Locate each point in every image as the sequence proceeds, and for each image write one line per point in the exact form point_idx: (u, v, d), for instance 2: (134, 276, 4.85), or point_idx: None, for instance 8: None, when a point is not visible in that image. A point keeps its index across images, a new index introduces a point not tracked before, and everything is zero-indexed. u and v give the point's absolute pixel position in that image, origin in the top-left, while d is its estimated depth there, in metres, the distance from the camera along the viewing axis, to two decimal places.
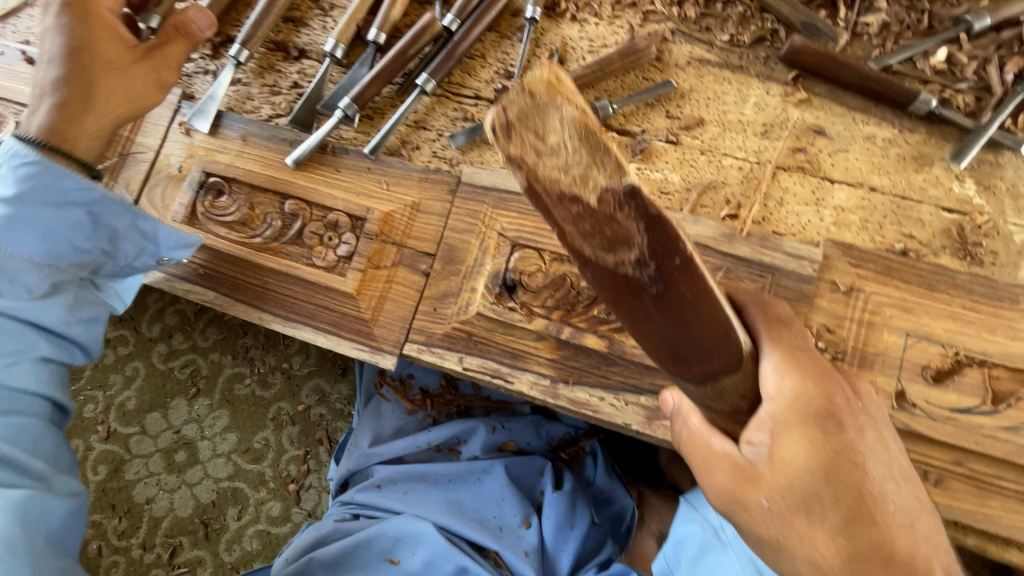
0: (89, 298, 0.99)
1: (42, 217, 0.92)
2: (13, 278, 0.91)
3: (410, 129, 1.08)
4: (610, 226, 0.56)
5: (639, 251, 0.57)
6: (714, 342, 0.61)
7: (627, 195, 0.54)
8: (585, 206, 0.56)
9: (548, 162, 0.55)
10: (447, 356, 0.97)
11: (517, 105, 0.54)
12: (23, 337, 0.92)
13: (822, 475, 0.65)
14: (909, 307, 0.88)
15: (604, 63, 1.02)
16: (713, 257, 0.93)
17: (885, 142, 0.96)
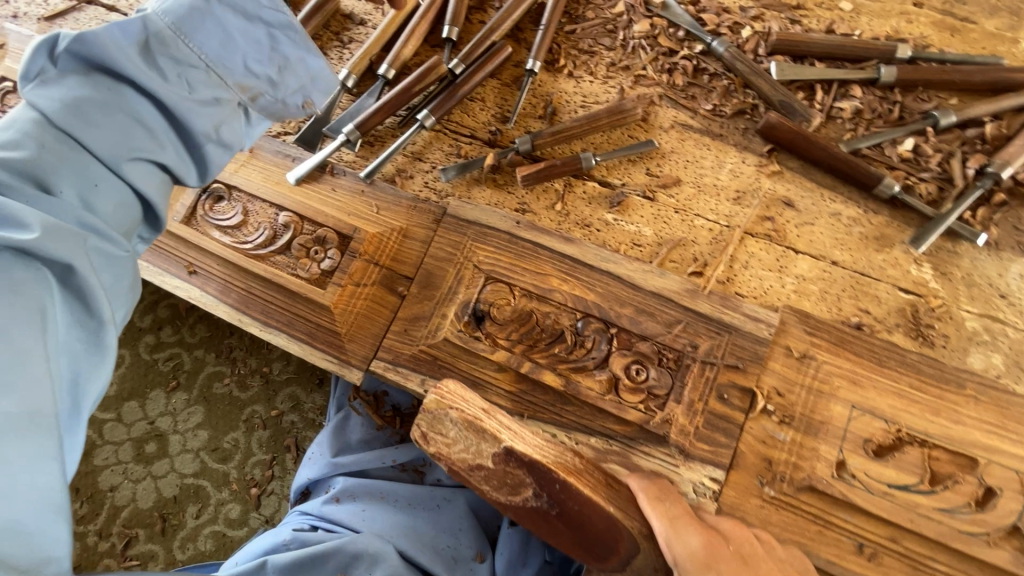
0: (234, 127, 0.91)
1: (230, 27, 0.86)
2: (180, 73, 0.84)
3: (407, 159, 1.15)
4: (507, 476, 0.82)
5: (532, 488, 0.81)
6: (610, 531, 0.81)
7: (504, 452, 0.81)
8: (486, 468, 0.82)
9: (454, 449, 0.83)
10: (411, 377, 1.00)
11: (423, 421, 0.83)
12: (155, 134, 0.84)
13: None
14: (857, 380, 0.91)
15: (592, 118, 1.08)
16: (674, 311, 0.97)
17: (850, 220, 1.01)
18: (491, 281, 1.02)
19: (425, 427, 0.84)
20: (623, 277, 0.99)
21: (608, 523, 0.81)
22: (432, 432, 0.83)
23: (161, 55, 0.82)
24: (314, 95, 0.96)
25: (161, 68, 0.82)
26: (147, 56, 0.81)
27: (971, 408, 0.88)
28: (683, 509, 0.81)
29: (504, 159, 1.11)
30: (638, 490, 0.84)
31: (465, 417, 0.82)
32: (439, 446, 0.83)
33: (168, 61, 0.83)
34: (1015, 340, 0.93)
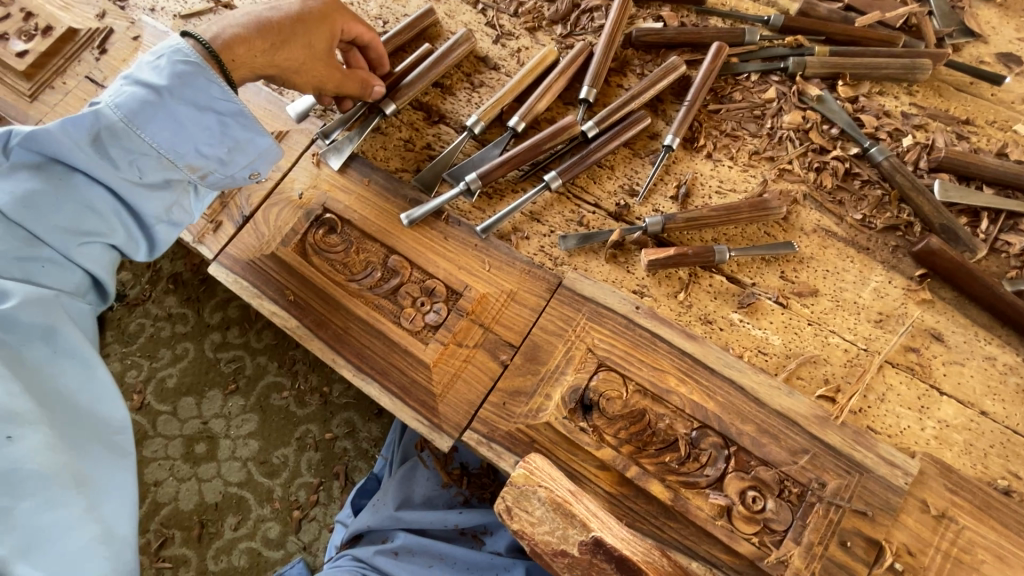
0: (184, 204, 0.98)
1: (180, 115, 0.90)
2: (133, 161, 0.90)
3: (525, 218, 1.11)
4: (593, 570, 0.75)
5: None
6: None
7: (594, 543, 0.75)
8: (572, 558, 0.75)
9: (539, 530, 0.77)
10: (504, 456, 0.95)
11: (510, 493, 0.79)
12: (105, 218, 0.91)
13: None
14: (1003, 555, 0.82)
15: (731, 210, 1.02)
16: (801, 438, 0.89)
17: (1005, 368, 0.92)
18: (604, 368, 0.96)
19: (510, 501, 0.78)
20: (748, 390, 0.92)
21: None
22: (517, 507, 0.78)
23: (112, 145, 0.87)
24: (261, 168, 1.01)
25: (111, 157, 0.88)
26: (97, 144, 0.87)
27: None
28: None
29: (630, 236, 1.05)
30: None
31: (553, 497, 0.78)
32: (522, 525, 0.77)
33: (121, 149, 0.88)
34: None
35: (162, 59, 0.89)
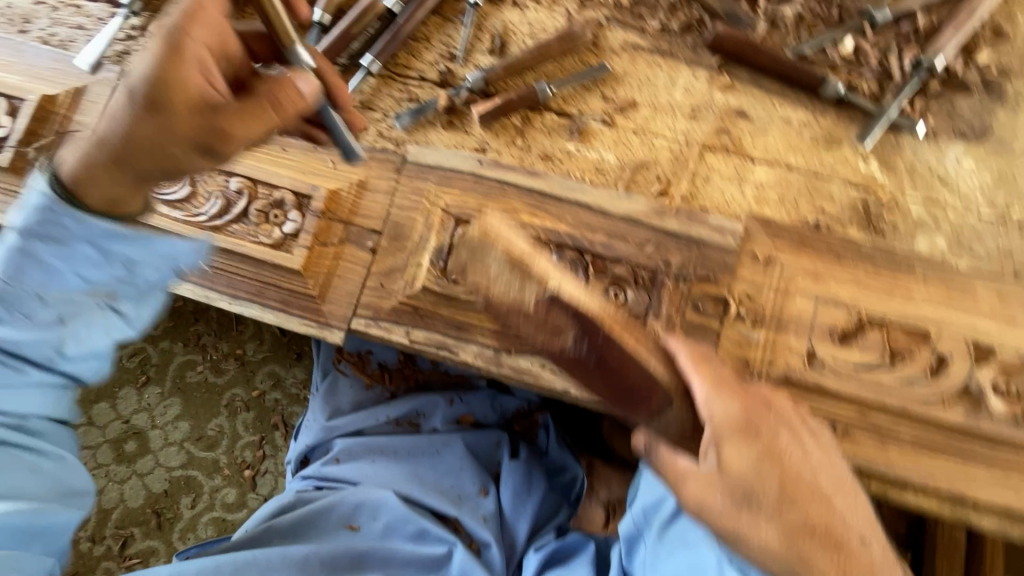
0: (90, 336, 0.88)
1: (44, 255, 0.83)
2: (12, 307, 0.84)
3: (357, 109, 1.10)
4: (547, 322, 0.80)
5: (570, 336, 0.79)
6: (646, 387, 0.79)
7: (549, 299, 0.78)
8: (528, 311, 0.80)
9: (496, 287, 0.81)
10: (394, 329, 1.00)
11: (472, 238, 0.86)
12: (16, 365, 0.86)
13: (766, 474, 0.77)
14: (818, 274, 0.96)
15: (543, 49, 1.07)
16: (645, 231, 0.99)
17: (799, 124, 1.04)
18: (462, 223, 1.01)
19: (467, 259, 0.86)
20: (592, 205, 1.01)
21: (645, 378, 0.79)
22: (474, 260, 0.84)
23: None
24: (185, 264, 0.93)
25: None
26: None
27: (922, 288, 0.95)
28: (721, 370, 0.82)
29: (458, 98, 1.08)
30: (680, 349, 0.83)
31: (509, 254, 0.81)
32: (482, 278, 0.82)
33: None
34: (957, 220, 0.99)
35: (29, 201, 0.84)
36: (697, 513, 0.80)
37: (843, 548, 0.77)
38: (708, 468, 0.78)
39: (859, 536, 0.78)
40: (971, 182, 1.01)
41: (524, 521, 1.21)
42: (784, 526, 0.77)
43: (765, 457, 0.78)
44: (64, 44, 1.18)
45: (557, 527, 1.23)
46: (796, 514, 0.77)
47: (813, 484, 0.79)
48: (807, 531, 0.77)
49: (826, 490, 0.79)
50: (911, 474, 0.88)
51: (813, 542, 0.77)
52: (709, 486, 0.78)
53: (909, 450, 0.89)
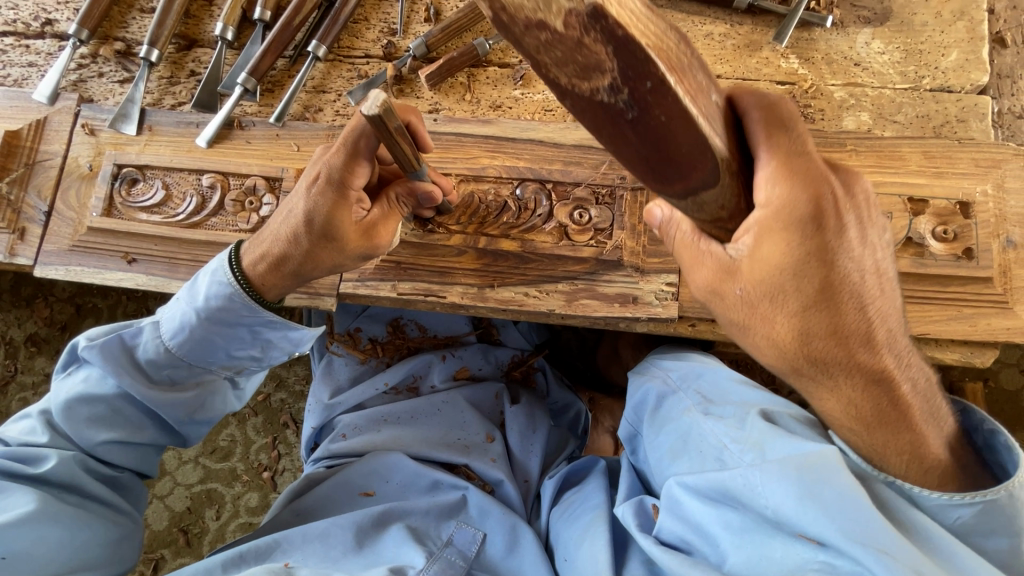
0: (211, 404, 1.03)
1: (210, 333, 0.95)
2: (166, 371, 0.98)
3: (311, 94, 1.16)
4: (579, 52, 0.46)
5: (613, 79, 0.48)
6: (692, 166, 0.55)
7: (593, 16, 0.44)
8: (553, 34, 0.45)
9: None
10: (381, 286, 1.05)
11: None
12: (135, 421, 0.98)
13: (814, 277, 0.66)
14: None
15: (475, 6, 1.13)
16: (597, 154, 1.06)
17: (721, 36, 1.13)
18: None
19: None
20: (545, 140, 1.08)
21: (696, 144, 0.53)
22: None
23: (148, 363, 0.96)
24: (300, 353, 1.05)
25: (150, 373, 0.97)
26: (134, 361, 0.96)
27: (855, 160, 1.03)
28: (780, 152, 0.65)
29: (404, 67, 1.15)
30: (751, 113, 0.63)
31: None
32: None
33: (161, 366, 0.97)
34: (875, 97, 1.09)
35: (209, 276, 0.95)
36: (709, 300, 0.73)
37: (871, 346, 0.69)
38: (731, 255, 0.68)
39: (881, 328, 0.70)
40: (882, 61, 1.10)
41: (535, 455, 1.27)
42: (804, 324, 0.68)
43: (806, 247, 0.66)
44: (18, 83, 1.23)
45: (567, 457, 1.30)
46: (826, 318, 0.68)
47: (857, 292, 0.68)
48: (836, 331, 0.68)
49: (851, 300, 0.68)
50: None
51: (826, 343, 0.68)
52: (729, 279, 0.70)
53: None
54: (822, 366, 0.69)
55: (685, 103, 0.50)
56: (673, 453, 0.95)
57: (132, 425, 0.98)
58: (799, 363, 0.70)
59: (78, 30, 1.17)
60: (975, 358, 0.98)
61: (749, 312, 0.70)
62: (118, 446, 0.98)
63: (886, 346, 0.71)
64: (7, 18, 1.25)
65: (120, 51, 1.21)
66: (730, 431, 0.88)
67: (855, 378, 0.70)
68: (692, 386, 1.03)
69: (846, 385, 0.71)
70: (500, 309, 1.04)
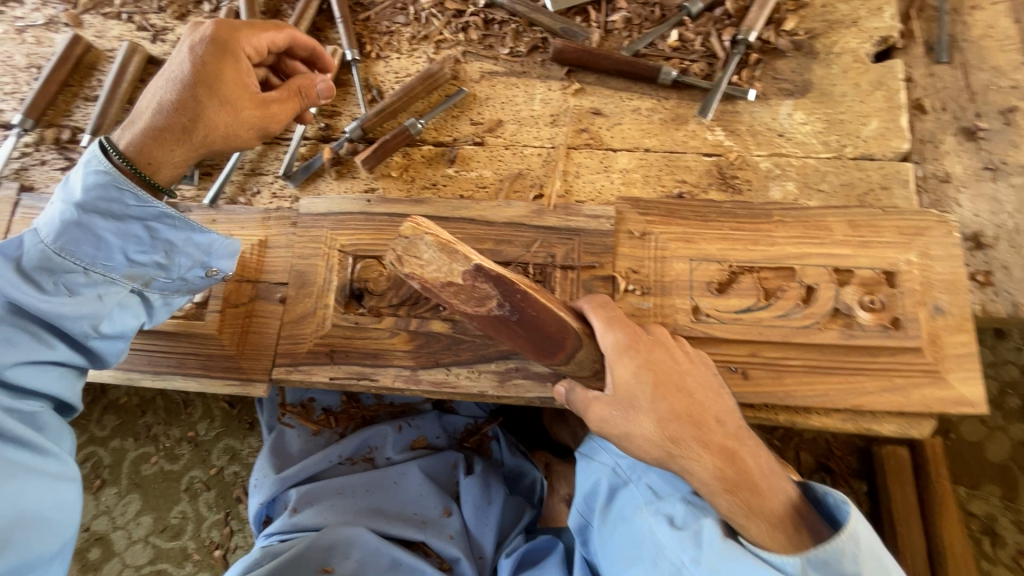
0: (122, 318, 0.95)
1: (100, 230, 0.90)
2: (59, 280, 0.90)
3: (246, 176, 1.18)
4: (474, 291, 0.87)
5: (497, 300, 0.87)
6: (560, 331, 0.87)
7: (475, 270, 0.87)
8: (456, 284, 0.88)
9: (428, 270, 0.88)
10: (314, 371, 1.04)
11: (399, 246, 0.88)
12: (40, 337, 0.91)
13: (650, 386, 0.81)
14: (689, 238, 1.05)
15: (407, 89, 1.16)
16: (528, 232, 1.07)
17: (649, 111, 1.16)
18: (360, 259, 1.08)
19: (400, 251, 0.88)
20: (477, 218, 1.08)
21: (559, 324, 0.87)
22: (406, 255, 0.88)
23: (36, 269, 0.89)
24: (209, 264, 0.99)
25: (40, 282, 0.89)
26: (23, 272, 0.89)
27: (781, 230, 1.04)
28: (623, 315, 0.89)
29: (341, 150, 1.17)
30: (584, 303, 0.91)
31: (438, 240, 0.87)
32: (413, 267, 0.88)
33: (49, 275, 0.90)
34: (800, 166, 1.11)
35: (83, 167, 0.90)
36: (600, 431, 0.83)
37: (702, 422, 0.80)
38: (606, 394, 0.83)
39: (727, 416, 0.82)
40: (805, 131, 1.13)
41: (490, 530, 1.22)
42: (658, 414, 0.80)
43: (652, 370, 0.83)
44: None
45: (523, 529, 1.25)
46: (688, 403, 0.81)
47: (686, 386, 0.82)
48: (666, 421, 0.80)
49: (696, 395, 0.82)
50: (806, 399, 0.98)
51: (685, 431, 0.80)
52: (605, 405, 0.83)
53: (802, 377, 0.98)
54: (679, 443, 0.79)
55: (545, 303, 0.88)
56: (626, 558, 0.90)
57: (37, 336, 0.90)
58: (660, 448, 0.80)
59: (22, 119, 1.21)
60: (911, 429, 0.98)
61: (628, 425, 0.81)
62: (23, 367, 0.89)
63: (727, 427, 0.81)
64: None
65: (64, 138, 1.24)
66: (684, 543, 0.82)
67: (711, 453, 0.78)
68: (643, 477, 0.94)
69: (710, 457, 0.78)
70: (434, 391, 1.03)
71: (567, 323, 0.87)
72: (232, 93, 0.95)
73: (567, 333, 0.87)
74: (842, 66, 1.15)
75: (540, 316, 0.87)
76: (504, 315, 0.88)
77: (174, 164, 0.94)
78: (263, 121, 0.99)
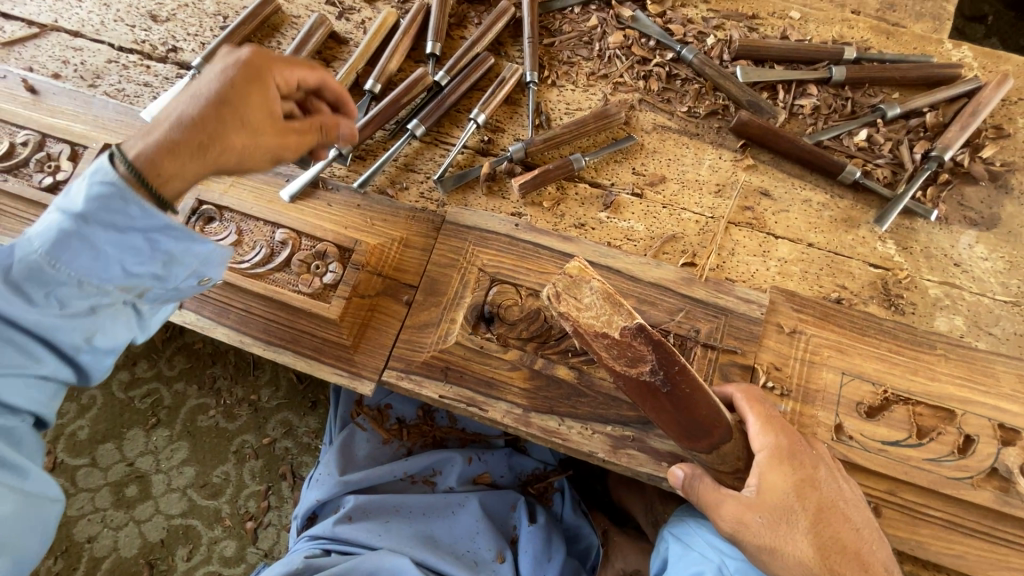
0: (114, 330, 0.80)
1: (99, 241, 0.74)
2: (47, 292, 0.74)
3: (398, 170, 1.17)
4: (629, 349, 0.84)
5: (651, 365, 0.83)
6: (711, 416, 0.84)
7: (636, 329, 0.84)
8: (613, 338, 0.84)
9: (585, 315, 0.85)
10: (424, 384, 1.02)
11: (560, 283, 0.86)
12: (27, 352, 0.76)
13: (812, 507, 0.80)
14: (844, 349, 0.99)
15: (579, 124, 1.15)
16: (674, 299, 1.02)
17: (820, 204, 1.10)
18: (497, 282, 1.05)
19: (561, 287, 0.86)
20: (624, 271, 1.04)
21: (711, 410, 0.84)
22: (567, 293, 0.86)
23: (26, 279, 0.73)
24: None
25: (28, 294, 0.73)
26: (11, 282, 0.73)
27: (945, 366, 0.97)
28: (779, 415, 0.87)
29: (499, 167, 1.15)
30: (734, 390, 0.88)
31: (604, 288, 0.86)
32: (570, 307, 0.85)
33: (36, 284, 0.73)
34: (972, 302, 1.04)
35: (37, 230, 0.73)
36: (734, 533, 0.81)
37: (862, 562, 0.79)
38: (746, 495, 0.81)
39: (888, 565, 0.80)
40: (984, 267, 1.05)
41: None
42: (818, 540, 0.79)
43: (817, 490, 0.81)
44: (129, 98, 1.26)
45: None
46: (851, 536, 0.80)
47: (850, 517, 0.81)
48: (825, 548, 0.79)
49: (860, 533, 0.81)
50: (939, 556, 0.90)
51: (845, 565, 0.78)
52: (749, 509, 0.80)
53: (940, 530, 0.90)
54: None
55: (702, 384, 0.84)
56: None
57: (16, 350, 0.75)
58: None
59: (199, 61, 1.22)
60: None
61: (780, 540, 0.79)
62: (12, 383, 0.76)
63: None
64: (138, 38, 1.32)
65: None
66: None
67: None
68: None
69: None
70: (542, 438, 0.98)
71: (719, 412, 0.84)
72: (254, 117, 0.80)
73: (717, 422, 0.84)
74: None
75: (695, 394, 0.83)
76: (654, 383, 0.84)
77: (188, 177, 0.76)
78: (279, 149, 0.85)
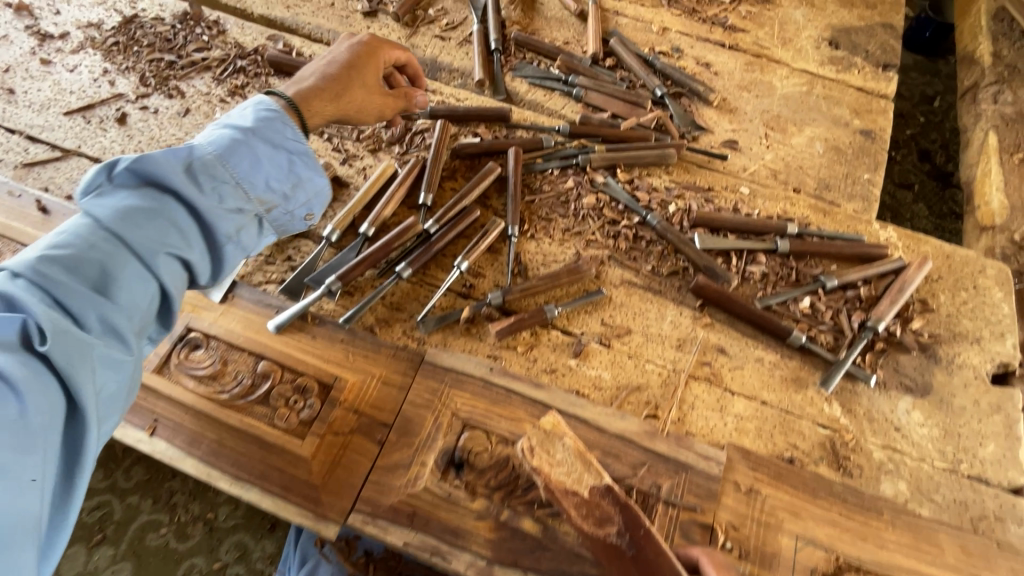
0: (250, 235, 1.05)
1: (258, 151, 1.04)
2: (214, 187, 0.99)
3: (384, 308, 1.25)
4: (597, 509, 0.93)
5: (618, 526, 0.92)
6: None
7: (603, 488, 0.94)
8: (581, 496, 0.94)
9: (556, 469, 0.96)
10: (390, 529, 1.02)
11: (536, 437, 0.98)
12: (185, 236, 0.96)
13: None
14: (797, 511, 1.03)
15: (554, 276, 1.26)
16: (637, 452, 1.07)
17: (771, 364, 1.20)
18: (469, 427, 1.09)
19: (535, 441, 0.98)
20: (591, 421, 1.10)
21: None
22: (540, 447, 0.97)
23: (201, 171, 0.97)
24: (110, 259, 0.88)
25: (199, 183, 0.97)
26: (188, 171, 0.97)
27: (892, 533, 1.02)
28: None
29: (478, 311, 1.24)
30: (704, 559, 0.92)
31: (574, 445, 0.98)
32: None
33: (211, 179, 0.98)
34: (914, 468, 1.11)
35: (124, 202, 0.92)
36: None
37: None
38: None
39: None
40: (922, 433, 1.14)
41: None
42: None
43: None
44: None
45: None
46: None
47: None
48: None
49: None
50: None
51: None
52: None
53: None
54: None
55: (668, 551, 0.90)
56: None
57: (184, 237, 0.95)
58: None
59: None
60: None
61: None
62: (165, 260, 0.93)
63: None
64: None
65: None
66: None
67: None
68: None
69: None
70: None
71: None
72: (369, 80, 1.27)
73: None
74: (963, 379, 1.19)
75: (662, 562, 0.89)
76: (620, 545, 0.91)
77: (323, 117, 1.20)
78: (383, 108, 1.30)
